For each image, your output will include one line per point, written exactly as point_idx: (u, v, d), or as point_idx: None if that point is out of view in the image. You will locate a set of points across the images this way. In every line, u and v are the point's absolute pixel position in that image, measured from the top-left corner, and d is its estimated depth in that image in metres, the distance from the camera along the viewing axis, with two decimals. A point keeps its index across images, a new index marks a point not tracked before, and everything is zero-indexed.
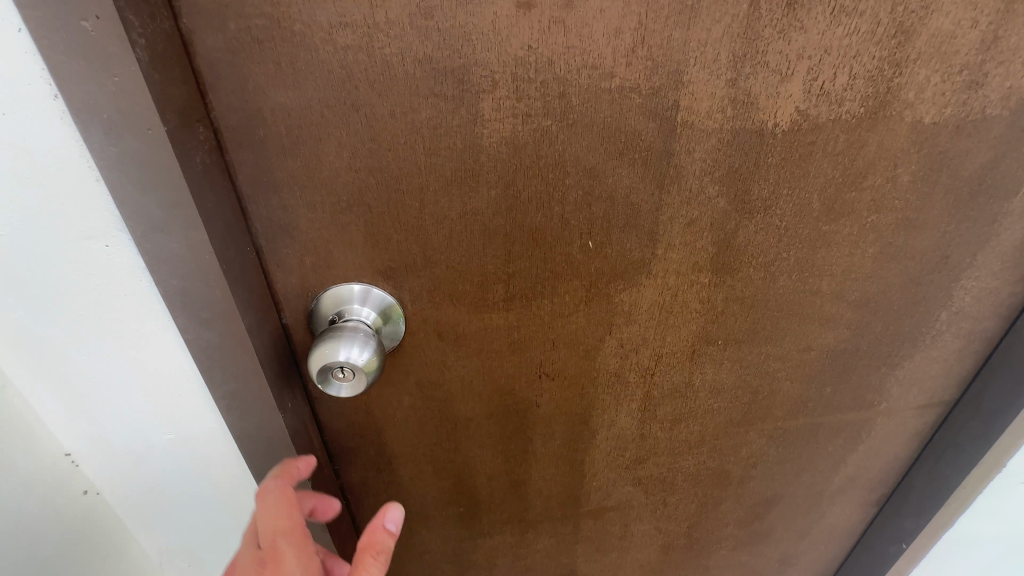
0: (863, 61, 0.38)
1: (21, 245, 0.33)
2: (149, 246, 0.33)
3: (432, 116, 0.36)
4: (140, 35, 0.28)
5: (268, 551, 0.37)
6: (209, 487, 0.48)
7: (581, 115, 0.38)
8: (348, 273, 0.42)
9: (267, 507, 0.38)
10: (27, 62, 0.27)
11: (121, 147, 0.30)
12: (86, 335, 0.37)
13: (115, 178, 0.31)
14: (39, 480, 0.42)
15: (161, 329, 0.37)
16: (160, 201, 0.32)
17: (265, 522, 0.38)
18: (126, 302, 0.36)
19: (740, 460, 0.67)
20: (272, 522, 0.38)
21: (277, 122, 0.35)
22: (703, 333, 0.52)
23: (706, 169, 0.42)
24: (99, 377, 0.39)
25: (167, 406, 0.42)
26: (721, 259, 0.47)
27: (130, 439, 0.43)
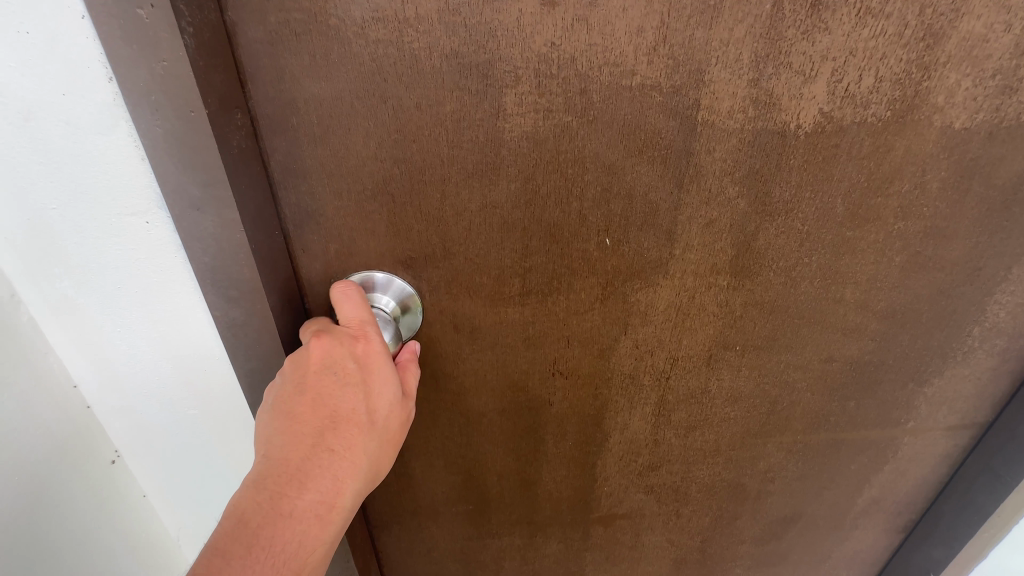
0: (890, 64, 0.38)
1: (70, 218, 0.35)
2: (185, 223, 0.35)
3: (456, 110, 0.37)
4: (188, 24, 0.30)
5: (361, 322, 0.40)
6: (226, 463, 0.50)
7: (601, 112, 0.38)
8: (370, 261, 0.44)
9: (355, 297, 0.41)
10: (87, 47, 0.29)
11: (165, 128, 0.32)
12: (123, 308, 0.39)
13: (159, 157, 0.33)
14: (71, 448, 0.44)
15: (191, 305, 0.39)
16: (199, 181, 0.34)
17: (355, 308, 0.40)
18: (161, 278, 0.38)
19: (757, 473, 0.65)
20: (364, 312, 0.40)
21: (310, 112, 0.37)
22: (720, 338, 0.52)
23: (726, 169, 0.42)
24: (130, 350, 0.41)
25: (192, 382, 0.44)
26: (740, 262, 0.47)
27: (156, 412, 0.45)
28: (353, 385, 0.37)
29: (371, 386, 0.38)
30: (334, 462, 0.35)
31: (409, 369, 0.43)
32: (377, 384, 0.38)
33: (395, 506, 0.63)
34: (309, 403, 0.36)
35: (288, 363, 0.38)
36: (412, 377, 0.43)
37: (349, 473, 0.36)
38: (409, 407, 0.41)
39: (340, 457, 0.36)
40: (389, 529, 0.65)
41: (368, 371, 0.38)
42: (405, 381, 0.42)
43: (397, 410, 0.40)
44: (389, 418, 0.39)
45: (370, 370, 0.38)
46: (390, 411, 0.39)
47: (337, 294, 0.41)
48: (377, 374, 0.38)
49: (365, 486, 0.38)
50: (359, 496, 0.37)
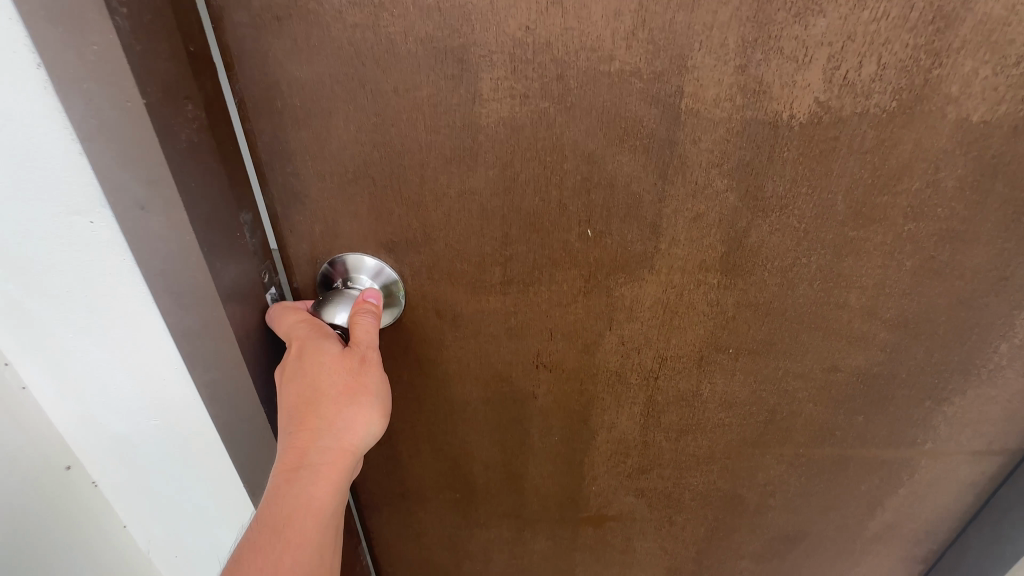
0: (894, 50, 0.35)
1: (13, 224, 0.36)
2: (129, 222, 0.36)
3: (433, 94, 0.38)
4: (121, 4, 0.30)
5: (280, 321, 0.44)
6: (179, 467, 0.52)
7: (580, 98, 0.38)
8: (354, 243, 0.45)
9: (279, 308, 0.45)
10: (11, 28, 0.29)
11: (101, 117, 0.32)
12: (72, 312, 0.40)
13: (97, 150, 0.33)
14: (25, 456, 0.47)
15: (138, 309, 0.40)
16: (141, 175, 0.34)
17: (281, 313, 0.44)
18: (109, 278, 0.38)
19: (755, 486, 0.62)
20: (290, 312, 0.44)
21: (292, 95, 0.38)
22: (711, 339, 0.50)
23: (714, 161, 0.40)
24: (81, 352, 0.43)
25: (143, 385, 0.45)
26: (731, 260, 0.45)
27: (110, 413, 0.47)
28: (287, 374, 0.42)
29: (304, 365, 0.41)
30: (291, 435, 0.41)
31: (358, 320, 0.44)
32: (304, 361, 0.41)
33: (384, 489, 0.64)
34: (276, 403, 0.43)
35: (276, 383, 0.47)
36: (359, 326, 0.43)
37: (314, 436, 0.41)
38: (357, 356, 0.42)
39: (300, 428, 0.41)
40: (378, 510, 0.66)
41: (293, 357, 0.42)
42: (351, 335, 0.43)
43: (337, 367, 0.42)
44: (334, 378, 0.42)
45: (297, 353, 0.42)
46: (333, 373, 0.42)
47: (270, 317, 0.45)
48: (303, 353, 0.42)
49: (339, 437, 0.42)
50: (333, 448, 0.42)
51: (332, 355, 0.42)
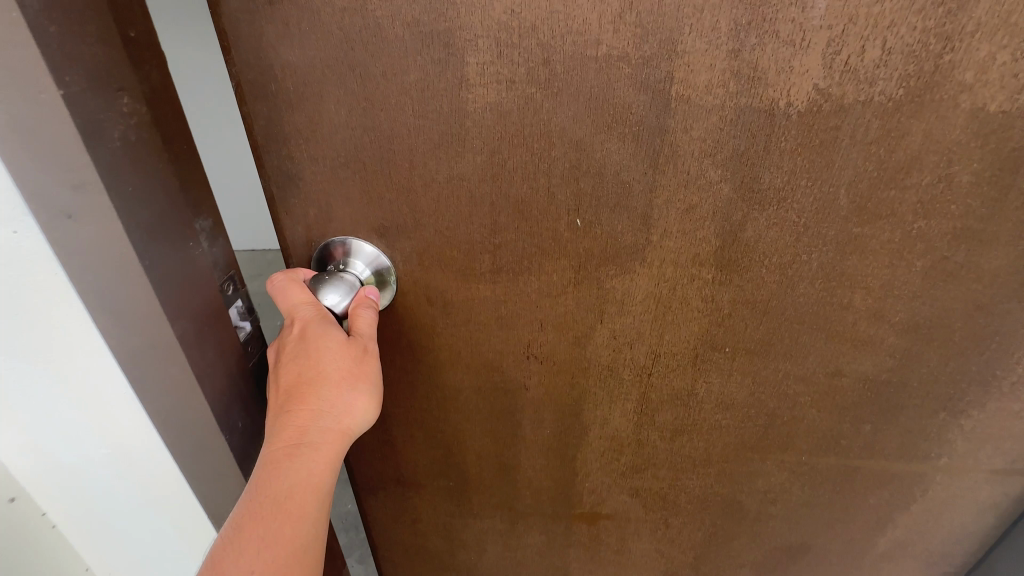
0: (900, 33, 0.33)
1: None
2: (58, 231, 0.35)
3: (420, 79, 0.38)
4: None
5: (287, 298, 0.44)
6: (132, 481, 0.52)
7: (566, 83, 0.37)
8: (346, 227, 0.46)
9: (282, 285, 0.45)
10: None
11: (15, 111, 0.30)
12: (17, 323, 0.41)
13: (16, 152, 0.32)
14: None
15: (75, 323, 0.40)
16: (63, 178, 0.33)
17: (285, 292, 0.45)
18: (44, 290, 0.38)
19: (755, 492, 0.60)
20: (293, 293, 0.45)
21: (286, 79, 0.39)
22: (706, 336, 0.48)
23: (707, 150, 0.39)
24: (29, 363, 0.43)
25: (89, 398, 0.45)
26: (726, 255, 0.43)
27: (61, 422, 0.47)
28: (291, 353, 0.43)
29: (308, 347, 0.43)
30: (292, 414, 0.43)
31: (360, 312, 0.45)
32: (310, 344, 0.43)
33: (379, 473, 0.65)
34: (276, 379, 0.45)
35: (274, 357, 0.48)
36: (361, 317, 0.45)
37: (313, 417, 0.43)
38: (360, 345, 0.44)
39: (300, 408, 0.43)
40: (374, 494, 0.67)
41: (298, 337, 0.43)
42: (354, 323, 0.45)
43: (340, 353, 0.43)
44: (337, 363, 0.43)
45: (302, 335, 0.43)
46: (336, 358, 0.43)
47: (272, 292, 0.45)
48: (307, 336, 0.43)
49: (337, 420, 0.44)
50: (330, 430, 0.43)
51: (336, 339, 0.43)
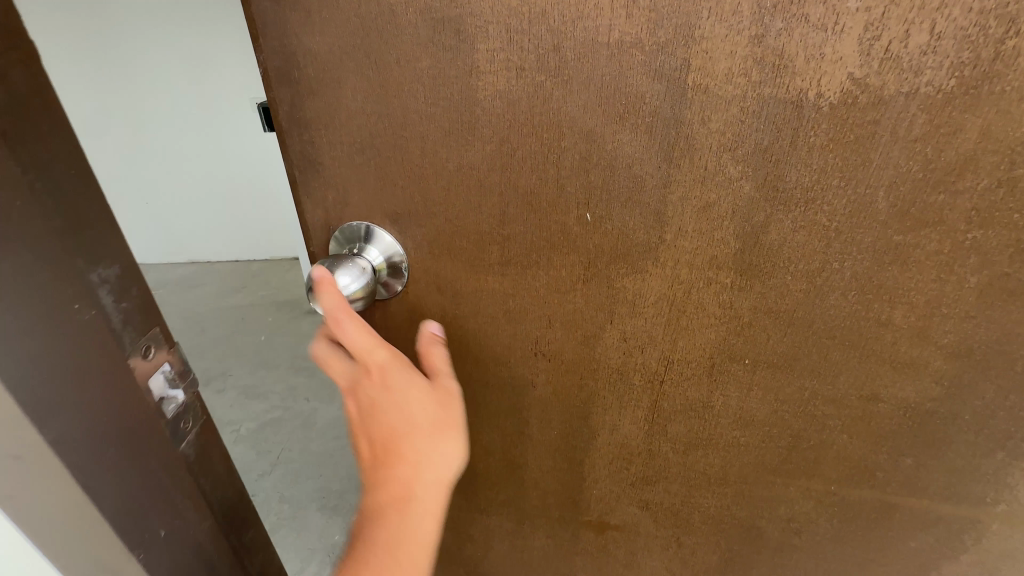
0: (952, 16, 0.30)
1: None
2: None
3: (432, 67, 0.38)
4: None
5: (359, 346, 0.44)
6: None
7: (576, 72, 0.36)
8: (361, 213, 0.46)
9: (343, 324, 0.44)
10: None
11: None
12: None
13: None
14: None
15: None
16: None
17: (349, 336, 0.44)
18: None
19: (776, 520, 0.56)
20: (360, 336, 0.44)
21: (307, 65, 0.40)
22: (723, 345, 0.45)
23: (726, 144, 0.36)
24: None
25: None
26: (747, 259, 0.41)
27: None
28: (388, 406, 0.44)
29: (399, 401, 0.44)
30: (401, 468, 0.44)
31: (432, 352, 0.49)
32: (398, 396, 0.44)
33: None
34: (381, 434, 0.45)
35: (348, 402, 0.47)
36: (436, 359, 0.49)
37: (420, 468, 0.45)
38: (444, 391, 0.47)
39: (406, 463, 0.44)
40: None
41: (387, 389, 0.44)
42: (432, 363, 0.48)
43: (428, 403, 0.45)
44: (426, 413, 0.45)
45: (387, 386, 0.44)
46: (426, 408, 0.45)
47: (332, 320, 0.44)
48: (394, 389, 0.44)
49: (438, 471, 0.46)
50: (433, 484, 0.45)
51: (422, 388, 0.45)
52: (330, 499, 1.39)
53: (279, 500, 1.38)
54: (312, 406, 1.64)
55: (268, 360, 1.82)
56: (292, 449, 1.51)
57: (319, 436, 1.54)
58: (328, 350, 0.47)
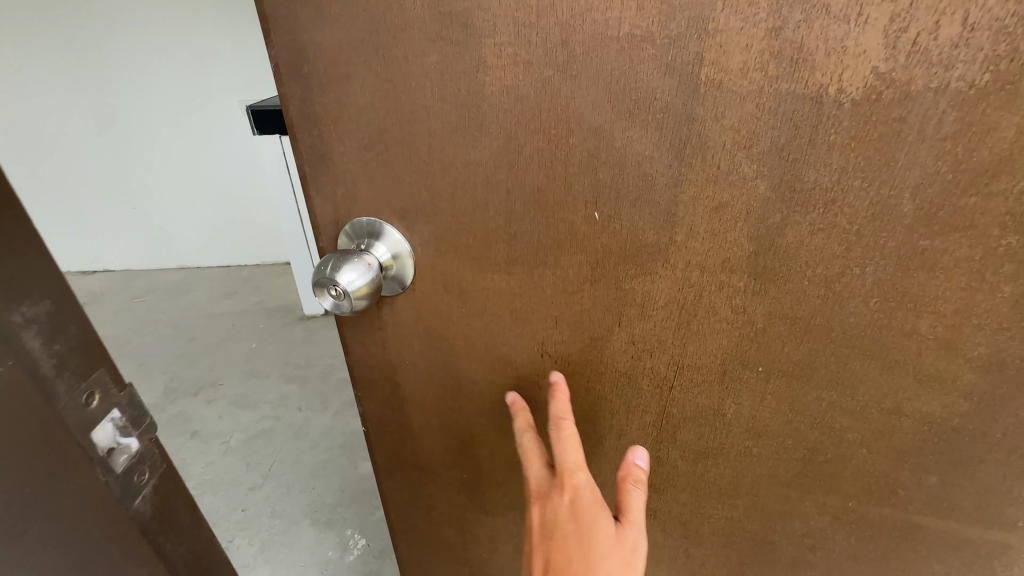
0: (986, 5, 0.28)
1: None
2: None
3: (439, 61, 0.38)
4: None
5: (570, 463, 0.47)
6: None
7: (585, 66, 0.35)
8: (369, 209, 0.46)
9: (570, 441, 0.48)
10: None
11: None
12: None
13: None
14: None
15: None
16: None
17: (560, 450, 0.48)
18: None
19: (790, 536, 0.54)
20: (572, 457, 0.48)
21: (317, 60, 0.40)
22: (736, 352, 0.44)
23: (741, 142, 0.35)
24: None
25: None
26: (761, 262, 0.39)
27: None
28: (578, 532, 0.45)
29: (586, 532, 0.46)
30: None
31: (629, 490, 0.48)
32: (581, 523, 0.46)
33: (396, 456, 0.66)
34: (559, 553, 0.46)
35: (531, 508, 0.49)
36: (634, 501, 0.48)
37: None
38: (625, 534, 0.47)
39: None
40: (392, 476, 0.68)
41: (573, 515, 0.46)
42: (631, 501, 0.48)
43: (607, 537, 0.46)
44: (607, 550, 0.45)
45: (575, 513, 0.46)
46: (606, 542, 0.46)
47: (555, 441, 0.48)
48: (580, 515, 0.46)
49: None
50: None
51: (614, 530, 0.46)
52: (321, 514, 1.38)
53: (269, 515, 1.37)
54: (302, 416, 1.65)
55: (259, 369, 1.82)
56: (283, 462, 1.51)
57: (310, 447, 1.55)
58: (530, 449, 0.51)
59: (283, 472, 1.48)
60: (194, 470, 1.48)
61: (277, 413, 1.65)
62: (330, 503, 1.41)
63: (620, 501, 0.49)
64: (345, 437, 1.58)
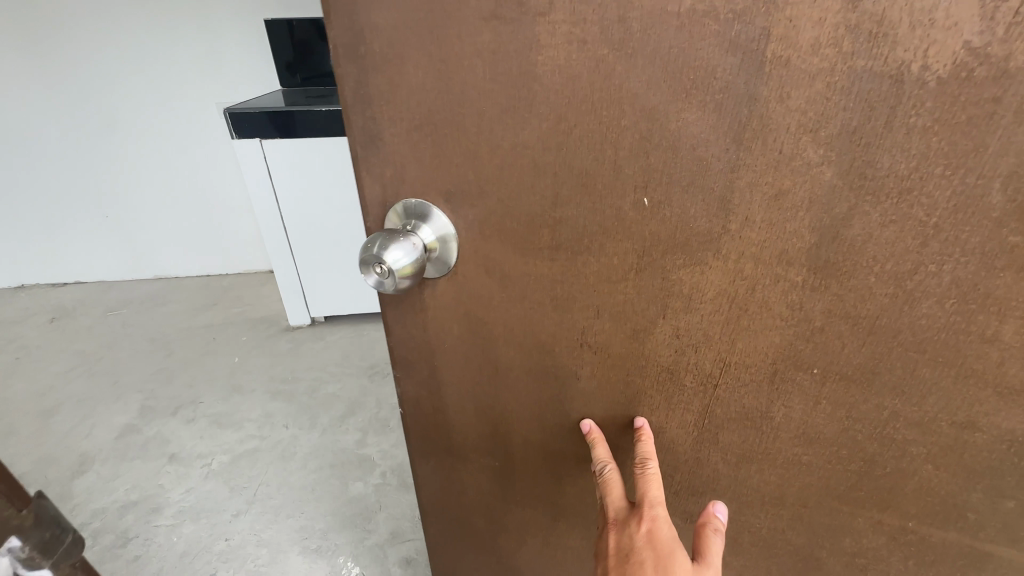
0: None
1: None
2: None
3: (493, 41, 0.38)
4: None
5: (651, 496, 0.50)
6: None
7: (642, 44, 0.34)
8: (417, 190, 0.47)
9: (653, 475, 0.50)
10: None
11: None
12: None
13: None
14: None
15: None
16: None
17: (643, 485, 0.50)
18: None
19: (838, 553, 0.50)
20: (654, 491, 0.50)
21: (373, 40, 0.41)
22: (789, 352, 0.41)
23: (807, 124, 0.33)
24: None
25: None
26: (822, 255, 0.36)
27: None
28: (655, 559, 0.47)
29: (665, 564, 0.46)
30: None
31: (709, 536, 0.49)
32: (659, 553, 0.47)
33: (430, 439, 0.66)
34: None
35: (606, 534, 0.52)
36: (711, 545, 0.49)
37: None
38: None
39: None
40: (425, 460, 0.69)
41: (650, 544, 0.48)
42: (709, 545, 0.49)
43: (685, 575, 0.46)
44: None
45: (653, 543, 0.48)
46: None
47: (641, 473, 0.50)
48: (658, 546, 0.47)
49: None
50: None
51: (691, 568, 0.47)
52: (312, 540, 1.23)
53: (255, 544, 1.22)
54: (288, 434, 1.51)
55: (241, 385, 1.70)
56: (269, 485, 1.36)
57: (300, 468, 1.41)
58: (611, 478, 0.53)
59: (268, 497, 1.33)
60: (173, 497, 1.34)
61: (260, 432, 1.51)
62: (318, 530, 1.25)
63: (697, 545, 0.49)
64: (335, 455, 1.44)
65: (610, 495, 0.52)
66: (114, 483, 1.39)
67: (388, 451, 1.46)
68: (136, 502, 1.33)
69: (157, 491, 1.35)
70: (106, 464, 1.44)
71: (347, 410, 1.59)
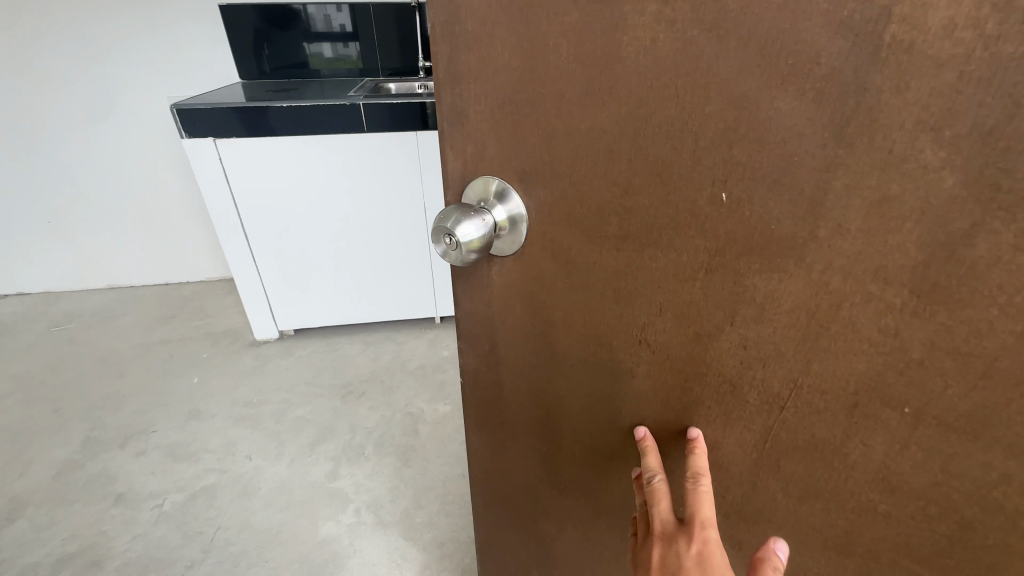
0: None
1: None
2: None
3: (580, 21, 0.37)
4: None
5: (703, 515, 0.46)
6: None
7: (737, 24, 0.32)
8: (494, 168, 0.48)
9: (706, 495, 0.47)
10: None
11: None
12: None
13: None
14: None
15: None
16: None
17: (695, 503, 0.47)
18: None
19: None
20: (706, 512, 0.46)
21: (468, 19, 0.42)
22: (877, 383, 0.36)
23: (929, 121, 0.28)
24: None
25: None
26: (931, 278, 0.31)
27: None
28: None
29: None
30: None
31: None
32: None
33: (486, 412, 0.69)
34: None
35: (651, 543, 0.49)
36: None
37: None
38: None
39: None
40: (480, 431, 0.72)
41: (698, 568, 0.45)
42: None
43: None
44: None
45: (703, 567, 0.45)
46: None
47: (694, 491, 0.47)
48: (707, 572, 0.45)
49: None
50: None
51: None
52: None
53: None
54: (252, 465, 1.55)
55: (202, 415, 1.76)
56: (229, 529, 1.37)
57: (262, 506, 1.42)
58: (660, 488, 0.49)
59: (227, 544, 1.33)
60: (120, 545, 1.34)
61: (221, 466, 1.55)
62: None
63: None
64: (303, 492, 1.46)
65: (657, 505, 0.49)
66: (49, 531, 1.38)
67: (363, 482, 1.48)
68: (76, 552, 1.33)
69: (101, 540, 1.36)
70: (44, 509, 1.45)
71: (316, 437, 1.64)
